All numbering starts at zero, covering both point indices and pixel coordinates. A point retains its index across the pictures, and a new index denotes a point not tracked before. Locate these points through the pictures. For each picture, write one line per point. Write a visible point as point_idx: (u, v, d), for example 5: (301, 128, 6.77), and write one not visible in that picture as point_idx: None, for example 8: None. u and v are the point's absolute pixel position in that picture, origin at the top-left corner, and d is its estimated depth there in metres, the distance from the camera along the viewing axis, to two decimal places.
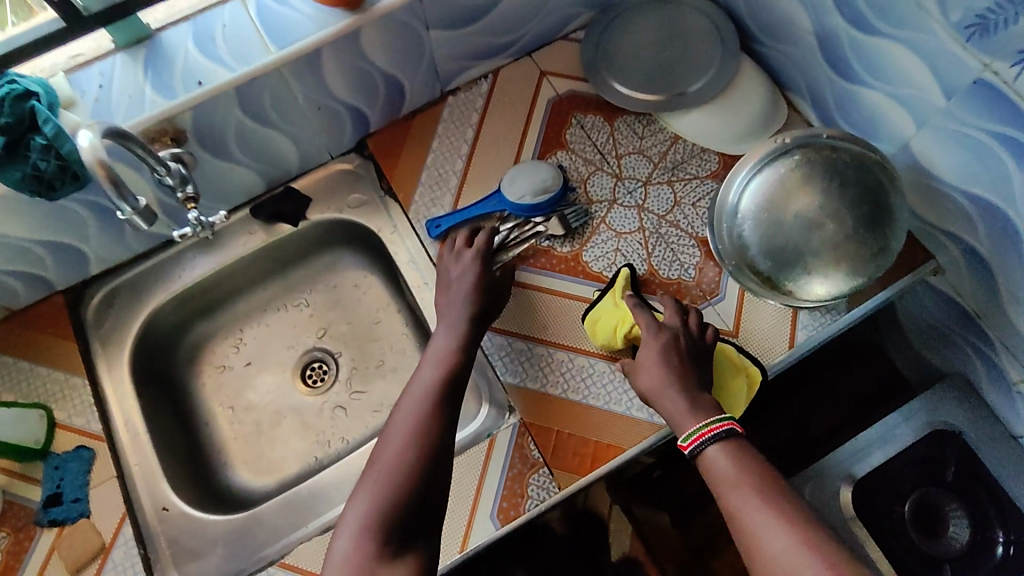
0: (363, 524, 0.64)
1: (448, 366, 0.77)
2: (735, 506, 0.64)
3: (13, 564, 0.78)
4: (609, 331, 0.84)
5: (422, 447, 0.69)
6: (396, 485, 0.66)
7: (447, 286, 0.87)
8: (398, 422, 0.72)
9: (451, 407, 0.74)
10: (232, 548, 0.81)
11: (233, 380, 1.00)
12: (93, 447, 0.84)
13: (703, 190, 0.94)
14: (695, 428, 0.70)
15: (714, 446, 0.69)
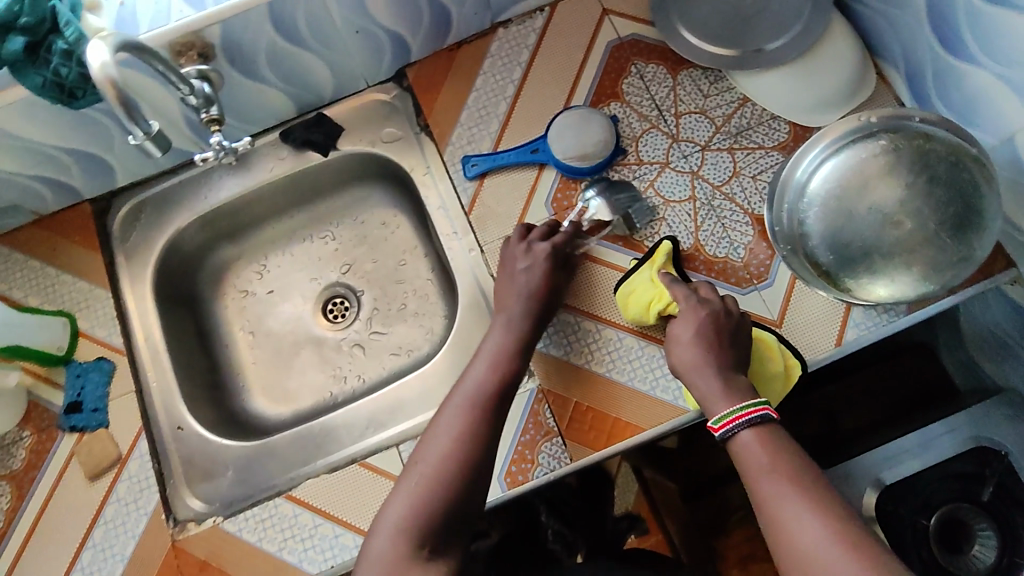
0: (401, 525, 0.62)
1: (501, 371, 0.74)
2: (765, 494, 0.60)
3: (35, 463, 0.81)
4: (640, 305, 0.79)
5: (467, 454, 0.67)
6: (438, 490, 0.64)
7: (510, 279, 0.82)
8: (445, 423, 0.70)
9: (500, 415, 0.72)
10: (242, 474, 0.82)
11: (255, 306, 0.99)
12: (113, 359, 0.85)
13: (766, 162, 0.86)
14: (728, 411, 0.66)
15: (746, 431, 0.64)
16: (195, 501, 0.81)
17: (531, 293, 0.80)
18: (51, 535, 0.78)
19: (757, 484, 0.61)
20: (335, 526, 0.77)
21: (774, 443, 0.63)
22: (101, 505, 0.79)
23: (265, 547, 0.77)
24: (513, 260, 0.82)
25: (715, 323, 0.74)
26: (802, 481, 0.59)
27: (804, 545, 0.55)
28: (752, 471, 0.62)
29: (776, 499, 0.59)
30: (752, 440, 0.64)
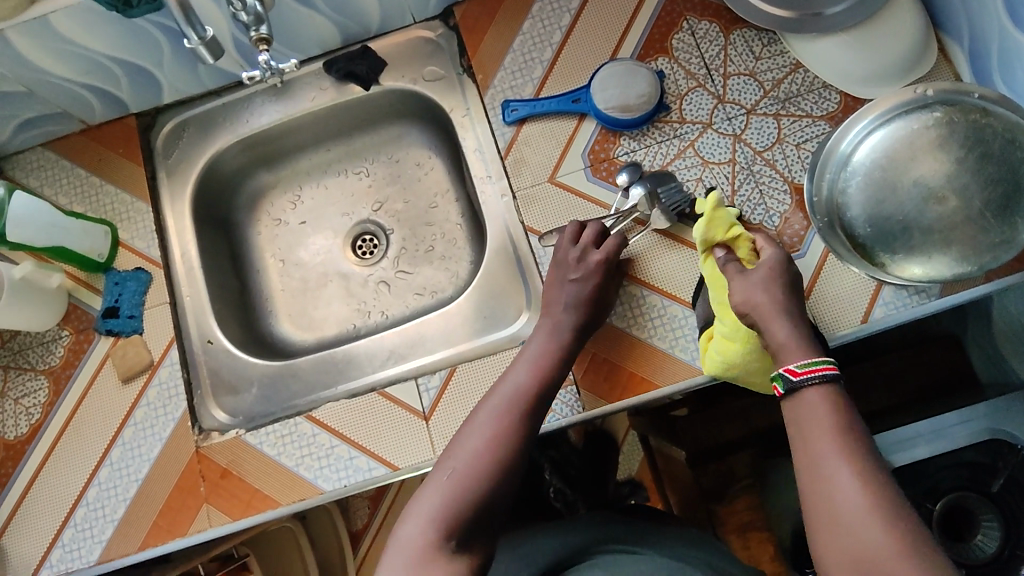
0: (434, 516, 0.60)
1: (543, 378, 0.73)
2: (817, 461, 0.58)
3: (72, 361, 0.85)
4: (722, 228, 0.74)
5: (506, 453, 0.65)
6: (473, 485, 0.62)
7: (558, 287, 0.80)
8: (483, 421, 0.68)
9: (539, 420, 0.70)
10: (266, 390, 0.85)
11: (287, 236, 1.01)
12: (151, 271, 0.87)
13: (813, 131, 0.84)
14: (816, 360, 0.62)
15: (818, 385, 0.61)
16: (220, 414, 0.84)
17: (580, 302, 0.78)
18: (84, 431, 0.83)
19: (809, 442, 0.59)
20: (350, 449, 0.80)
21: (836, 405, 0.60)
22: (131, 407, 0.83)
23: (283, 461, 0.80)
24: (563, 268, 0.80)
25: (772, 270, 0.70)
26: (857, 446, 0.57)
27: (841, 517, 0.55)
28: (804, 428, 0.60)
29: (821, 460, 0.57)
30: (816, 396, 0.61)
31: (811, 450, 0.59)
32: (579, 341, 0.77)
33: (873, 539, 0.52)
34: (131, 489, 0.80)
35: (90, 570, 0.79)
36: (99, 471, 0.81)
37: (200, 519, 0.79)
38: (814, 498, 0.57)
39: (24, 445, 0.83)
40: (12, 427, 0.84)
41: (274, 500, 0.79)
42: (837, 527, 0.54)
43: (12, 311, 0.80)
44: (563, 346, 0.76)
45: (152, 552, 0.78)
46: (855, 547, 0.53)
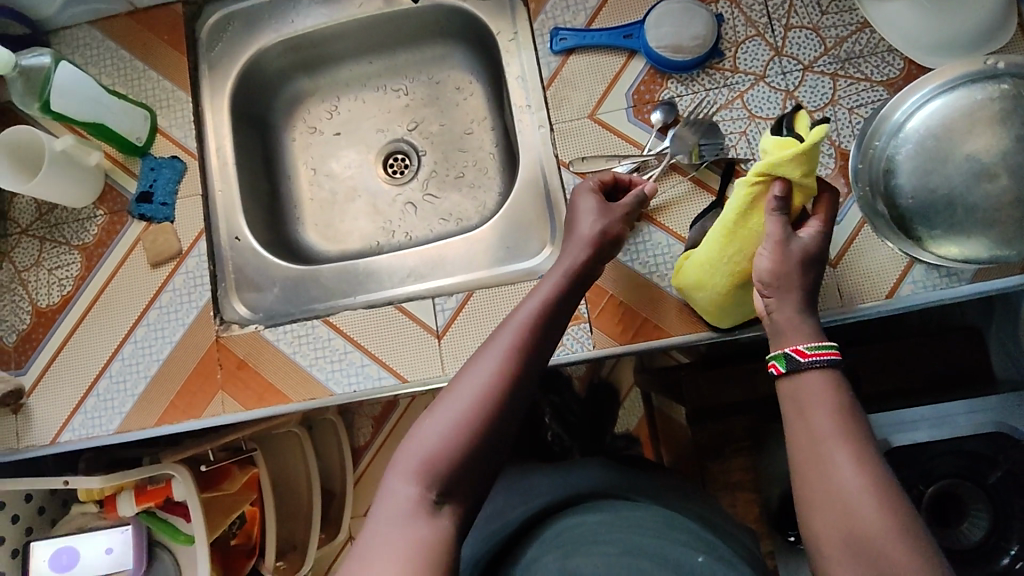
0: (421, 466, 0.57)
1: (550, 313, 0.67)
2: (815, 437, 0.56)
3: (105, 239, 0.87)
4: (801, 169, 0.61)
5: (503, 399, 0.60)
6: (465, 433, 0.58)
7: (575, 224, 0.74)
8: (481, 363, 0.62)
9: (541, 360, 0.64)
10: (287, 292, 0.88)
11: (321, 145, 1.02)
12: (186, 161, 0.88)
13: (869, 97, 0.80)
14: (825, 344, 0.60)
15: (821, 371, 0.59)
16: (241, 308, 0.87)
17: (589, 228, 0.72)
18: (111, 308, 0.86)
19: (806, 418, 0.57)
20: (362, 356, 0.82)
21: (838, 390, 0.58)
22: (158, 291, 0.85)
23: (298, 361, 0.83)
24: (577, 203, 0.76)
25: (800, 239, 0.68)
26: (854, 430, 0.55)
27: (834, 493, 0.53)
28: (805, 407, 0.58)
29: (821, 441, 0.56)
30: (819, 381, 0.59)
31: (806, 426, 0.57)
32: (591, 267, 0.71)
33: (870, 521, 0.51)
34: (152, 368, 0.84)
35: (108, 438, 0.83)
36: (123, 346, 0.85)
37: (214, 405, 0.83)
38: (809, 478, 0.55)
39: (55, 313, 0.87)
40: (45, 295, 0.87)
41: (285, 396, 0.82)
42: (824, 500, 0.54)
43: (50, 181, 0.82)
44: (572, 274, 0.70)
45: (166, 429, 0.82)
46: (844, 524, 0.52)
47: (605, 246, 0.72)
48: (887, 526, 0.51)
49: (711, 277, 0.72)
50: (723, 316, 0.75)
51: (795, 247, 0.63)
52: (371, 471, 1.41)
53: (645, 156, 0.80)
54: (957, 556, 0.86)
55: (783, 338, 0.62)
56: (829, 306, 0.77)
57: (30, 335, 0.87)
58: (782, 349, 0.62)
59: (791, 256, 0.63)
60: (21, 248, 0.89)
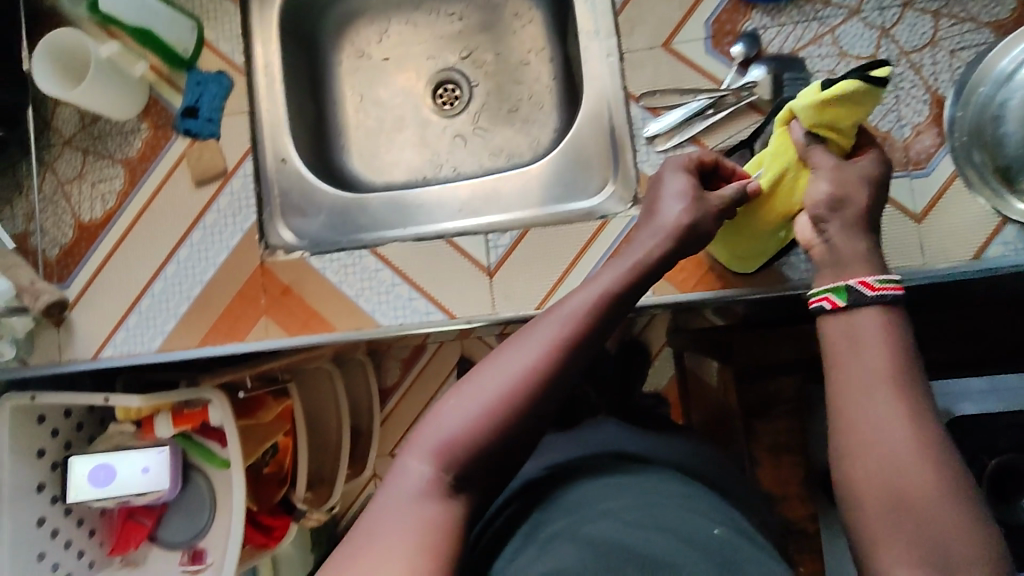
0: (437, 449, 0.53)
1: (606, 308, 0.59)
2: (860, 382, 0.52)
3: (149, 155, 0.85)
4: (812, 121, 0.57)
5: (538, 390, 0.55)
6: (489, 423, 0.53)
7: (654, 210, 0.66)
8: (523, 346, 0.56)
9: (587, 355, 0.58)
10: (334, 219, 0.85)
11: (369, 70, 0.97)
12: (233, 77, 0.84)
13: (973, 39, 0.73)
14: (890, 278, 0.56)
15: (882, 308, 0.55)
16: (286, 233, 0.85)
17: (672, 220, 0.64)
18: (155, 227, 0.84)
19: (854, 363, 0.53)
20: (410, 289, 0.79)
21: (899, 335, 0.53)
22: (202, 212, 0.83)
23: (344, 290, 0.80)
24: (665, 181, 0.67)
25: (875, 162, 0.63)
26: (908, 383, 0.51)
27: (874, 444, 0.50)
28: (859, 345, 0.54)
29: (873, 382, 0.52)
30: (879, 327, 0.54)
31: (849, 371, 0.53)
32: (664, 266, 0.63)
33: (919, 477, 0.48)
34: (195, 289, 0.82)
35: (150, 356, 0.82)
36: (167, 266, 0.83)
37: (258, 328, 0.81)
38: (857, 421, 0.51)
39: (98, 229, 0.85)
40: (88, 209, 0.85)
41: (330, 325, 0.80)
42: (861, 448, 0.51)
43: (95, 88, 0.78)
44: (641, 269, 0.62)
45: (208, 349, 0.81)
46: (885, 474, 0.49)
47: (687, 242, 0.64)
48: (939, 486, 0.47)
49: (744, 228, 0.69)
50: (751, 260, 0.74)
51: (852, 170, 0.60)
52: (399, 413, 1.43)
53: (723, 91, 0.74)
54: (1016, 539, 0.80)
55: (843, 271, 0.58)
56: (908, 264, 0.72)
57: (73, 249, 0.85)
58: (843, 281, 0.57)
59: (849, 179, 0.59)
60: (64, 159, 0.86)
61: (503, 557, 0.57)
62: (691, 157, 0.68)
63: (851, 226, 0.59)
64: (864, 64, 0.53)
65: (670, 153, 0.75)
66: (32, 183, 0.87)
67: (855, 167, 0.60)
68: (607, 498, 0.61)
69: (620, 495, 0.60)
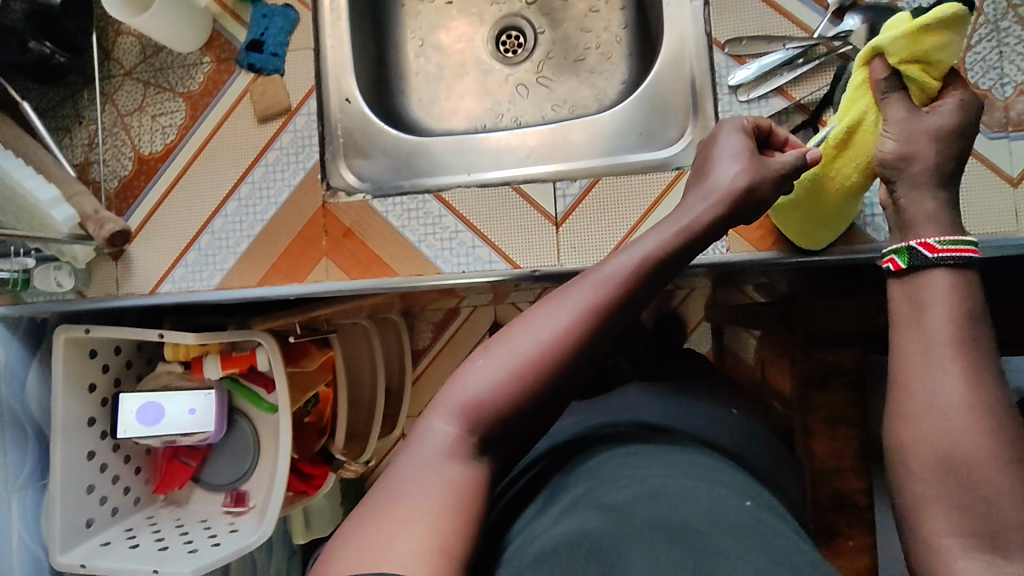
0: (464, 408, 0.52)
1: (647, 272, 0.57)
2: (921, 344, 0.48)
3: (211, 90, 0.83)
4: (902, 54, 0.53)
5: (569, 355, 0.53)
6: (517, 386, 0.52)
7: (704, 171, 0.64)
8: (556, 307, 0.54)
9: (622, 319, 0.56)
10: (396, 163, 0.84)
11: (433, 14, 0.94)
12: (300, 12, 0.82)
13: None
14: (961, 239, 0.50)
15: (949, 271, 0.49)
16: (349, 175, 0.83)
17: (725, 183, 0.61)
18: (215, 163, 0.82)
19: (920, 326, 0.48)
20: (474, 237, 0.77)
21: (971, 302, 0.48)
22: (264, 149, 0.81)
23: (407, 235, 0.79)
24: (720, 141, 0.65)
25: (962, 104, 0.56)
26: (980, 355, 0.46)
27: (930, 410, 0.45)
28: (926, 309, 0.49)
29: (940, 347, 0.47)
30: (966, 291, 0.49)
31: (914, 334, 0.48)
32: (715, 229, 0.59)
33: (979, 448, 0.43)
34: (255, 227, 0.81)
35: (208, 293, 0.82)
36: (227, 204, 0.82)
37: (318, 270, 0.80)
38: (913, 385, 0.47)
39: (158, 162, 0.84)
40: (148, 142, 0.84)
41: (391, 270, 0.79)
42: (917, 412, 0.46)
43: (163, 15, 0.77)
44: (691, 232, 0.59)
45: (268, 289, 0.80)
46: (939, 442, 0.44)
47: (742, 207, 0.61)
48: (1007, 458, 0.43)
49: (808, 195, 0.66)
50: (819, 237, 0.71)
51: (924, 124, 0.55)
52: (431, 372, 1.44)
53: (814, 38, 0.70)
54: None
55: (914, 229, 0.54)
56: (999, 231, 0.69)
57: (131, 183, 0.84)
58: (905, 242, 0.52)
59: (920, 132, 0.55)
60: (125, 90, 0.85)
61: (522, 519, 0.55)
62: (743, 122, 0.66)
63: (922, 184, 0.55)
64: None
65: (752, 105, 0.72)
66: (93, 113, 0.86)
67: (931, 119, 0.55)
68: (634, 464, 0.57)
69: (653, 459, 0.58)
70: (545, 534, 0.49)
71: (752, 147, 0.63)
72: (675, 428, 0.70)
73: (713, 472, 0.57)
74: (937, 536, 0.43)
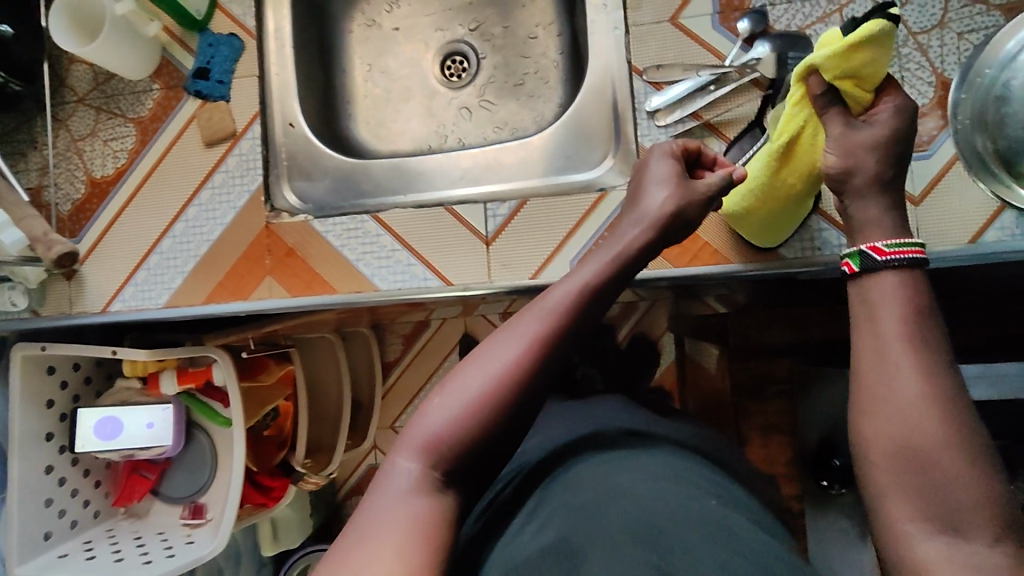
0: (427, 444, 0.51)
1: (590, 295, 0.58)
2: (882, 348, 0.50)
3: (160, 115, 0.86)
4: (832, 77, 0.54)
5: (527, 384, 0.53)
6: (475, 419, 0.52)
7: (637, 201, 0.66)
8: (508, 338, 0.55)
9: (574, 344, 0.56)
10: (337, 184, 0.88)
11: (378, 40, 0.98)
12: (244, 41, 0.86)
13: (983, 22, 0.72)
14: (908, 241, 0.54)
15: (898, 273, 0.53)
16: (291, 197, 0.87)
17: (654, 210, 0.63)
18: (163, 186, 0.86)
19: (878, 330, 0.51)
20: (410, 255, 0.81)
21: (920, 305, 0.51)
22: (210, 172, 0.85)
23: (346, 254, 0.82)
24: (649, 167, 0.67)
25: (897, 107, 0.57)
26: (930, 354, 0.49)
27: (893, 408, 0.48)
28: (881, 314, 0.52)
29: (895, 354, 0.50)
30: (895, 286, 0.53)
31: (876, 337, 0.51)
32: (647, 256, 0.61)
33: (936, 444, 0.46)
34: (202, 247, 0.84)
35: (157, 311, 0.84)
36: (175, 225, 0.85)
37: (262, 288, 0.83)
38: (871, 383, 0.50)
39: (109, 185, 0.87)
40: (99, 165, 0.87)
41: (332, 287, 0.82)
42: (879, 410, 0.49)
43: (109, 46, 0.80)
44: (625, 257, 0.61)
45: (214, 306, 0.83)
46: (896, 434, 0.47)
47: (670, 231, 0.63)
48: (938, 453, 0.46)
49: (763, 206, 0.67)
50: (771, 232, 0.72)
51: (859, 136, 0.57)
52: (402, 385, 1.44)
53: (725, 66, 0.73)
54: None
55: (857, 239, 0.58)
56: None
57: (84, 205, 0.87)
58: (858, 246, 0.56)
59: (856, 147, 0.57)
60: (78, 116, 0.89)
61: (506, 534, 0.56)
62: (673, 145, 0.68)
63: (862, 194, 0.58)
64: (875, 7, 0.51)
65: (668, 129, 0.76)
66: (47, 138, 0.89)
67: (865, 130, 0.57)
68: (619, 469, 0.60)
69: (632, 467, 0.60)
70: (530, 543, 0.51)
71: (679, 172, 0.66)
72: (664, 435, 0.74)
73: (684, 475, 0.59)
74: (898, 521, 0.46)
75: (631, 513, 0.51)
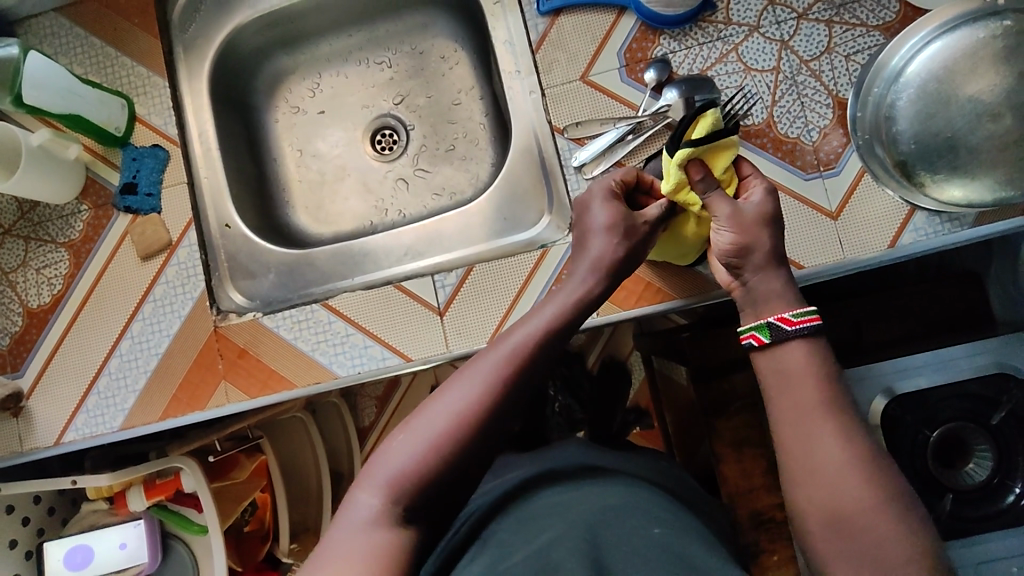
0: (389, 483, 0.50)
1: (549, 337, 0.59)
2: (797, 419, 0.56)
3: (92, 236, 0.85)
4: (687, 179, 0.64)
5: (487, 420, 0.53)
6: (436, 457, 0.51)
7: (584, 240, 0.67)
8: (471, 374, 0.55)
9: (534, 383, 0.57)
10: (283, 278, 0.88)
11: (305, 125, 0.99)
12: (168, 149, 0.86)
13: (865, 42, 0.78)
14: (807, 310, 0.59)
15: (802, 341, 0.58)
16: (237, 297, 0.87)
17: (599, 256, 0.65)
18: (104, 307, 0.84)
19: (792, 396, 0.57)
20: (365, 338, 0.81)
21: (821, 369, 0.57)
22: (150, 285, 0.84)
23: (300, 346, 0.81)
24: (592, 211, 0.68)
25: (761, 207, 0.63)
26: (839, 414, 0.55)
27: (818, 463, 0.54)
28: (788, 383, 0.57)
29: (815, 420, 0.55)
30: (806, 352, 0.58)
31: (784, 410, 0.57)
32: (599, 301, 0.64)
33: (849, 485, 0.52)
34: (151, 361, 0.83)
35: (113, 435, 0.82)
36: (121, 342, 0.83)
37: (218, 394, 0.82)
38: (791, 450, 0.55)
39: (47, 313, 0.85)
40: (35, 295, 0.85)
41: (289, 381, 0.81)
42: (807, 468, 0.54)
43: (30, 178, 0.79)
44: (580, 305, 0.62)
45: (172, 422, 0.81)
46: (829, 493, 0.53)
47: (616, 276, 0.65)
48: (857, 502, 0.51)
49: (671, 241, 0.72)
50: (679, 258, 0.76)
51: (747, 217, 0.63)
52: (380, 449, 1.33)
53: (638, 115, 0.78)
54: (965, 505, 0.82)
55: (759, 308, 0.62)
56: (827, 259, 0.76)
57: (23, 337, 0.85)
58: (764, 318, 0.60)
59: (746, 223, 0.62)
60: (6, 249, 0.87)
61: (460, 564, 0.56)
62: (614, 174, 0.70)
63: (765, 268, 0.62)
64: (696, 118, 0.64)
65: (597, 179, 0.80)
66: None
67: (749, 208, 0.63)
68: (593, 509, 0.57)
69: (591, 496, 0.60)
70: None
71: (619, 214, 0.66)
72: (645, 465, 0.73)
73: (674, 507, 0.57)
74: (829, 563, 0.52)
75: (587, 541, 0.52)
